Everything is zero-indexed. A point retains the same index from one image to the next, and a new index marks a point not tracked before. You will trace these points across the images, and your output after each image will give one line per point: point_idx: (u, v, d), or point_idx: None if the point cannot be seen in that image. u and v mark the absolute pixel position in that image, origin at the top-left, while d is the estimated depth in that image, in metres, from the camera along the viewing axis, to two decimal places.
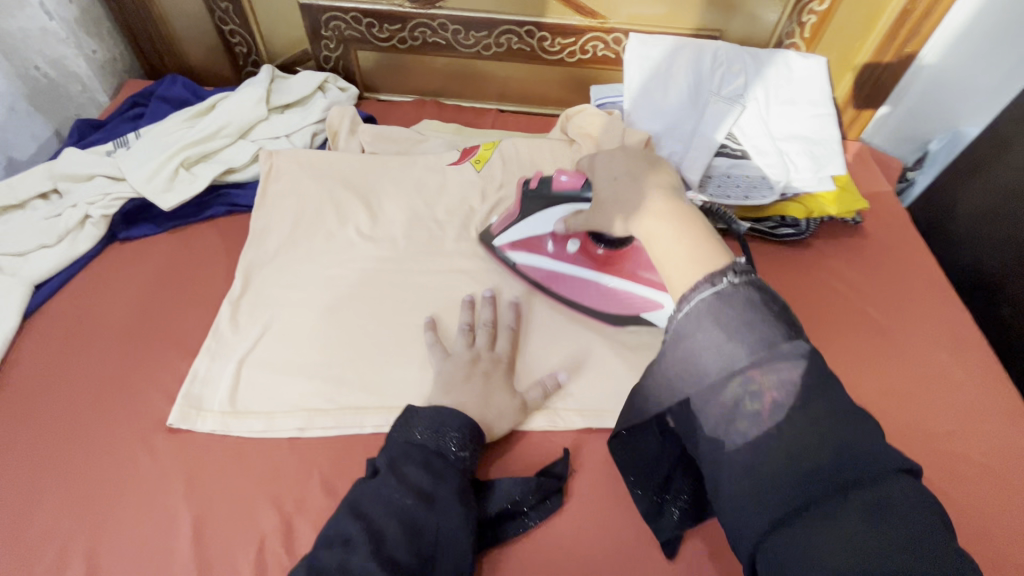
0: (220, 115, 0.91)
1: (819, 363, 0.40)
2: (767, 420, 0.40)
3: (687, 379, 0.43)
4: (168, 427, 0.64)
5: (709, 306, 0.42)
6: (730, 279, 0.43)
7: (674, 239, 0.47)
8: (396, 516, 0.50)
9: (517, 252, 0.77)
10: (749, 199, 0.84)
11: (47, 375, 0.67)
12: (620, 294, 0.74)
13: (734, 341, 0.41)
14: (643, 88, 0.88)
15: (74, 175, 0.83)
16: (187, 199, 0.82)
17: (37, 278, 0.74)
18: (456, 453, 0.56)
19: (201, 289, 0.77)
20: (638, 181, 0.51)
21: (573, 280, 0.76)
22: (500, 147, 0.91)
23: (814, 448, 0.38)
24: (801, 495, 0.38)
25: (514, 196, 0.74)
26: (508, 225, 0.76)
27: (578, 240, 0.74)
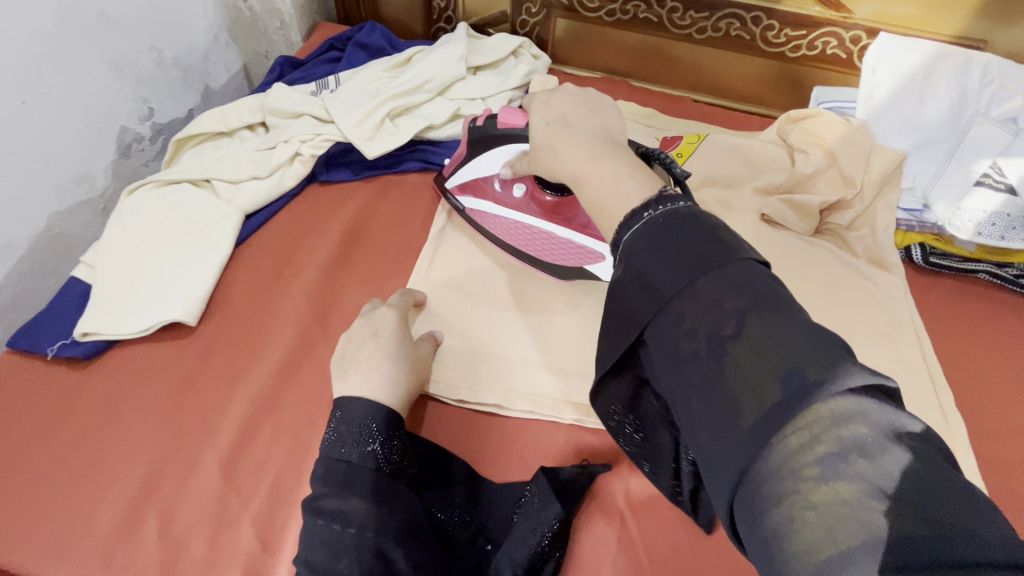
0: (423, 68, 0.88)
1: (773, 289, 0.30)
2: (704, 362, 0.30)
3: (623, 298, 0.35)
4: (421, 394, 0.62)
5: (643, 235, 0.34)
6: (650, 213, 0.35)
7: (626, 167, 0.40)
8: (321, 548, 0.44)
9: (465, 196, 0.75)
10: (1006, 240, 0.72)
11: (259, 306, 0.67)
12: (561, 241, 0.69)
13: (658, 279, 0.32)
14: (891, 99, 0.78)
15: (284, 111, 0.83)
16: (390, 149, 0.81)
17: (249, 207, 0.74)
18: (369, 449, 0.49)
19: (398, 243, 0.76)
20: (572, 124, 0.46)
21: (521, 226, 0.71)
22: (709, 138, 0.84)
23: (775, 372, 0.28)
24: (756, 438, 0.27)
25: (463, 141, 0.70)
26: (456, 169, 0.73)
27: (526, 184, 0.70)
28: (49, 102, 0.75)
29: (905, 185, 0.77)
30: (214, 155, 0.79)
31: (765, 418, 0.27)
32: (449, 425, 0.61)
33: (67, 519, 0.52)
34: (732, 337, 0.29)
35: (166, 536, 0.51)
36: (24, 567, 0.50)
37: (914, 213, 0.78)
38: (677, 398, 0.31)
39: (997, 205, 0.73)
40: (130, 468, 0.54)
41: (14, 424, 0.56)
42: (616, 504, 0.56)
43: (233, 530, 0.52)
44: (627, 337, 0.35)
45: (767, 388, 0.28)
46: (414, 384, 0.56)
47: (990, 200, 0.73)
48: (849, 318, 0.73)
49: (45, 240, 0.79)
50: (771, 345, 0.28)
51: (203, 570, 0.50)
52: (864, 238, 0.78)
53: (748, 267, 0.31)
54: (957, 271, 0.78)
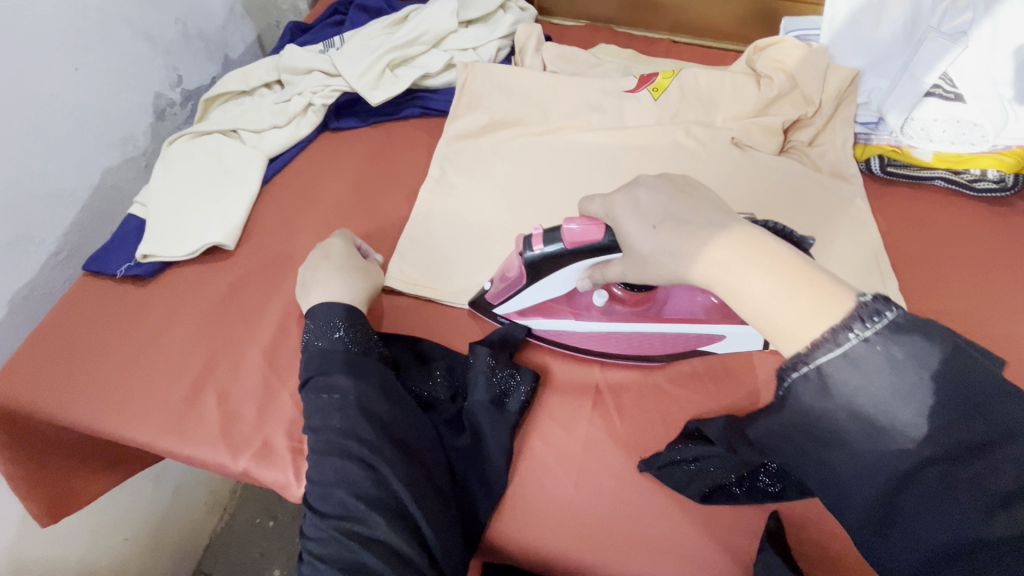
0: (418, 24, 0.97)
1: (954, 376, 0.33)
2: (909, 472, 0.33)
3: (813, 415, 0.35)
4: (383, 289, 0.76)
5: (842, 363, 0.34)
6: (856, 334, 0.34)
7: (772, 285, 0.37)
8: (317, 413, 0.54)
9: (527, 319, 0.68)
10: (954, 145, 0.81)
11: (288, 231, 0.79)
12: (667, 335, 0.65)
13: (868, 401, 0.34)
14: (849, 21, 0.84)
15: (296, 68, 0.93)
16: (392, 97, 0.90)
17: (272, 152, 0.85)
18: (337, 337, 0.59)
19: (404, 179, 0.87)
20: (690, 222, 0.42)
21: (617, 335, 0.66)
22: (680, 75, 0.92)
23: (954, 463, 0.32)
24: (951, 525, 0.32)
25: (513, 263, 0.60)
26: (508, 295, 0.64)
27: (606, 291, 0.64)
28: (95, 70, 0.87)
29: (861, 101, 0.84)
30: (239, 110, 0.89)
31: (945, 494, 0.32)
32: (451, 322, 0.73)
33: (144, 395, 0.64)
34: (927, 449, 0.33)
35: (222, 406, 0.63)
36: (116, 430, 0.63)
37: (870, 126, 0.85)
38: (855, 490, 0.35)
39: (944, 115, 0.81)
40: (191, 357, 0.67)
41: (94, 328, 0.69)
42: (591, 377, 0.68)
43: (276, 400, 0.64)
44: (817, 445, 0.36)
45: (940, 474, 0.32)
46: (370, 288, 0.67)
47: (938, 111, 0.81)
48: (811, 220, 0.80)
49: (100, 192, 0.91)
50: (986, 457, 0.32)
51: (254, 429, 0.62)
52: (825, 152, 0.85)
53: (937, 371, 0.33)
54: (914, 180, 0.84)
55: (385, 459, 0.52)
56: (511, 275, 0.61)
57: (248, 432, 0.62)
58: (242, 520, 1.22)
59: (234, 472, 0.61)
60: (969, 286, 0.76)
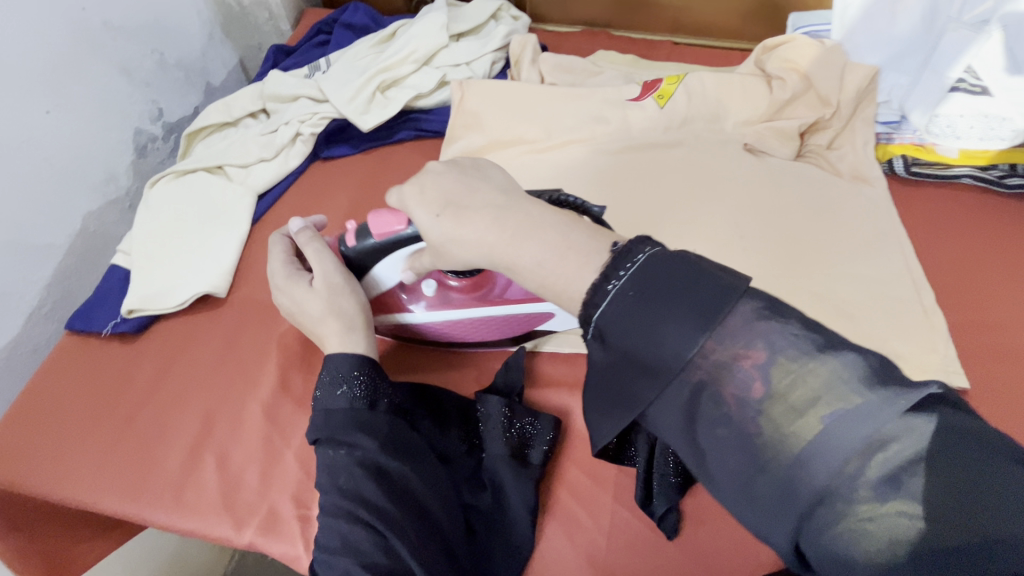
0: (407, 41, 0.93)
1: (785, 319, 0.33)
2: (748, 423, 0.31)
3: (627, 372, 0.34)
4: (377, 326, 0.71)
5: (641, 308, 0.34)
6: (614, 283, 0.35)
7: (548, 251, 0.39)
8: (326, 472, 0.49)
9: (391, 320, 0.66)
10: (984, 142, 0.76)
11: None
12: (496, 318, 0.64)
13: (671, 345, 0.33)
14: (863, 15, 0.79)
15: (282, 96, 0.88)
16: (383, 121, 0.86)
17: (261, 188, 0.80)
18: (341, 392, 0.52)
19: None
20: (466, 205, 0.43)
21: (461, 323, 0.65)
22: (686, 81, 0.87)
23: (806, 416, 0.30)
24: (819, 482, 0.29)
25: (336, 261, 0.61)
26: (370, 294, 0.63)
27: (435, 279, 0.62)
28: (69, 111, 0.82)
29: (880, 101, 0.80)
30: (224, 144, 0.85)
31: (800, 448, 0.30)
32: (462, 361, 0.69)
33: (138, 464, 0.60)
34: (759, 396, 0.31)
35: (222, 472, 0.59)
36: (109, 505, 0.58)
37: (891, 125, 0.81)
38: (712, 459, 0.32)
39: (970, 110, 0.76)
40: (185, 419, 0.62)
41: (81, 393, 0.64)
42: None
43: (280, 462, 0.59)
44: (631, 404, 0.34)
45: (853, 455, 0.29)
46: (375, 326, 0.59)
47: (964, 107, 0.76)
48: (835, 229, 0.75)
49: (84, 238, 0.86)
50: (817, 393, 0.30)
51: (258, 497, 0.58)
52: (845, 155, 0.81)
53: (751, 311, 0.33)
54: (940, 179, 0.80)
55: (396, 531, 0.46)
56: None
57: (252, 501, 0.57)
58: (253, 561, 1.18)
59: (239, 545, 0.56)
60: (1009, 290, 0.72)
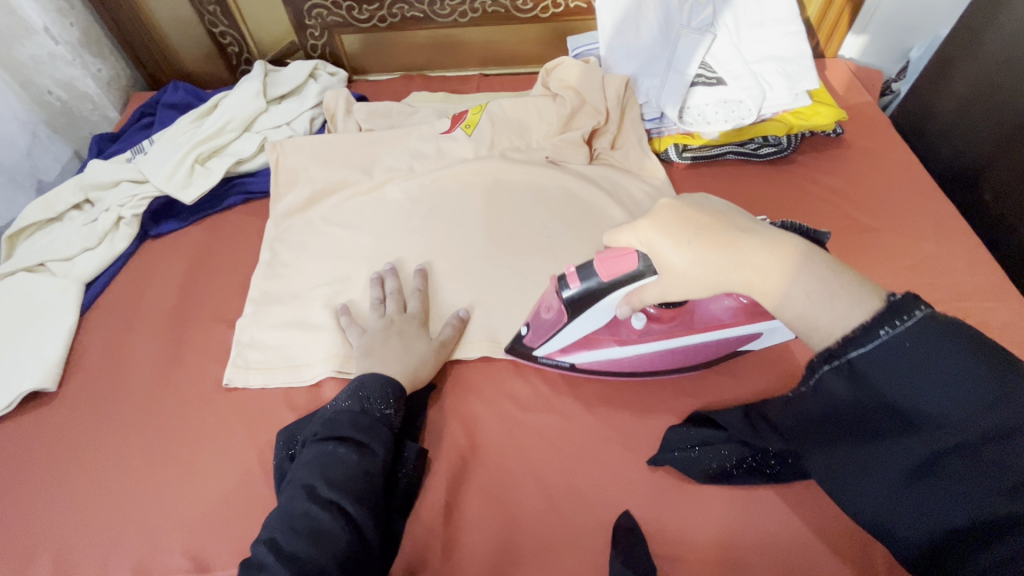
0: (224, 112, 0.97)
1: (957, 370, 0.35)
2: (912, 449, 0.37)
3: (838, 405, 0.39)
4: (225, 387, 0.72)
5: (871, 357, 0.37)
6: (888, 330, 0.36)
7: (803, 289, 0.42)
8: (327, 461, 0.55)
9: (569, 354, 0.68)
10: (726, 123, 0.89)
11: (119, 355, 0.76)
12: (697, 348, 0.66)
13: (884, 387, 0.37)
14: (616, 31, 0.91)
15: (102, 183, 0.90)
16: (207, 191, 0.90)
17: (87, 276, 0.82)
18: (383, 412, 0.62)
19: (234, 269, 0.84)
20: (715, 235, 0.46)
21: (649, 354, 0.67)
22: (487, 110, 0.96)
23: (955, 455, 0.35)
24: (930, 498, 0.36)
25: (551, 302, 0.59)
26: (550, 335, 0.63)
27: (645, 315, 0.62)
28: None
29: (642, 102, 0.92)
30: (47, 239, 0.86)
31: (936, 475, 0.36)
32: (299, 404, 0.70)
33: None
34: (942, 428, 0.36)
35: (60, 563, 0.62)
36: None
37: (656, 122, 0.93)
38: (866, 462, 0.39)
39: (711, 98, 0.90)
40: (27, 521, 0.64)
41: None
42: (446, 425, 0.70)
43: (122, 539, 0.63)
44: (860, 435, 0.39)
45: (960, 477, 0.35)
46: (421, 366, 0.70)
47: (706, 96, 0.90)
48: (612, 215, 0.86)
49: None
50: (950, 430, 0.35)
51: None
52: (625, 152, 0.92)
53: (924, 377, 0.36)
54: (708, 158, 0.93)
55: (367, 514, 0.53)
56: (549, 315, 0.61)
57: None
58: None
59: None
60: None
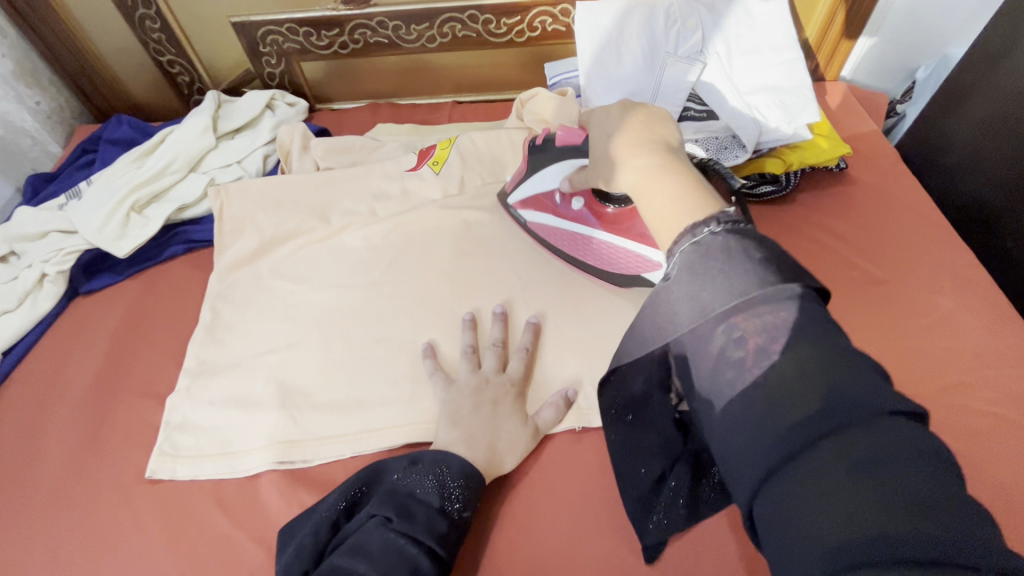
0: (168, 151, 0.89)
1: (764, 265, 0.34)
2: (750, 367, 0.33)
3: (666, 325, 0.37)
4: (147, 479, 0.63)
5: (694, 252, 0.37)
6: (713, 228, 0.37)
7: (675, 196, 0.41)
8: (404, 565, 0.47)
9: (527, 210, 0.77)
10: (720, 161, 0.79)
11: (31, 439, 0.67)
12: (618, 251, 0.69)
13: (700, 289, 0.35)
14: (595, 60, 0.83)
15: (27, 234, 0.81)
16: (143, 242, 0.81)
17: (3, 344, 0.73)
18: (461, 514, 0.53)
19: (170, 331, 0.76)
20: (633, 141, 0.46)
21: (581, 240, 0.73)
22: (457, 144, 0.88)
23: (784, 365, 0.32)
24: (774, 436, 0.31)
25: (523, 159, 0.75)
26: (518, 182, 0.78)
27: (583, 198, 0.71)
28: None
29: None
30: None
31: (777, 407, 0.31)
32: (231, 501, 0.62)
33: None
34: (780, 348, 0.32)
35: None
36: None
37: None
38: (709, 397, 0.34)
39: (701, 133, 0.81)
40: None
41: None
42: None
43: None
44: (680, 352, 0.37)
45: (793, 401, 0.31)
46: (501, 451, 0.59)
47: (695, 130, 0.82)
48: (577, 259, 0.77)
49: None
50: (761, 315, 0.33)
51: None
52: None
53: (752, 265, 0.34)
54: None
55: None
56: (523, 169, 0.77)
57: None
58: None
59: None
60: None
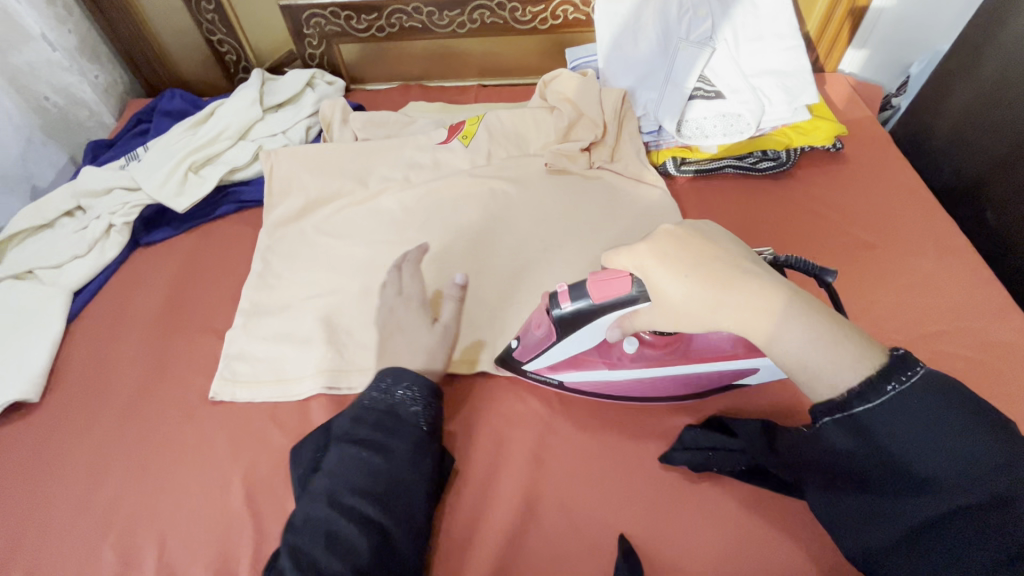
0: (221, 119, 0.97)
1: (947, 409, 0.40)
2: (926, 488, 0.40)
3: (841, 450, 0.43)
4: (210, 400, 0.70)
5: (874, 410, 0.42)
6: (895, 385, 0.42)
7: (796, 326, 0.44)
8: (357, 468, 0.52)
9: (559, 372, 0.66)
10: (725, 137, 0.88)
11: (104, 365, 0.74)
12: (695, 376, 0.64)
13: (875, 421, 0.42)
14: (614, 44, 0.91)
15: (94, 190, 0.89)
16: (199, 200, 0.89)
17: (75, 284, 0.81)
18: (414, 409, 0.58)
19: (224, 278, 0.83)
20: (713, 272, 0.47)
21: (654, 378, 0.63)
22: (484, 120, 0.96)
23: (956, 494, 0.39)
24: (946, 545, 0.39)
25: (540, 319, 0.59)
26: (539, 351, 0.62)
27: (635, 339, 0.62)
28: None
29: (639, 114, 0.91)
30: (37, 246, 0.84)
31: (946, 523, 0.39)
32: (286, 419, 0.69)
33: None
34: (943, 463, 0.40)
35: None
36: None
37: (654, 135, 0.92)
38: (874, 515, 0.43)
39: (711, 112, 0.89)
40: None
41: None
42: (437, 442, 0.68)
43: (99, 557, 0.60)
44: (863, 489, 0.44)
45: (951, 503, 0.39)
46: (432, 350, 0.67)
47: (706, 109, 0.89)
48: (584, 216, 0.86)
49: None
50: (938, 454, 0.40)
51: None
52: (624, 164, 0.90)
53: (913, 401, 0.41)
54: (707, 171, 0.91)
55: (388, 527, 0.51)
56: (539, 332, 0.60)
57: None
58: None
59: None
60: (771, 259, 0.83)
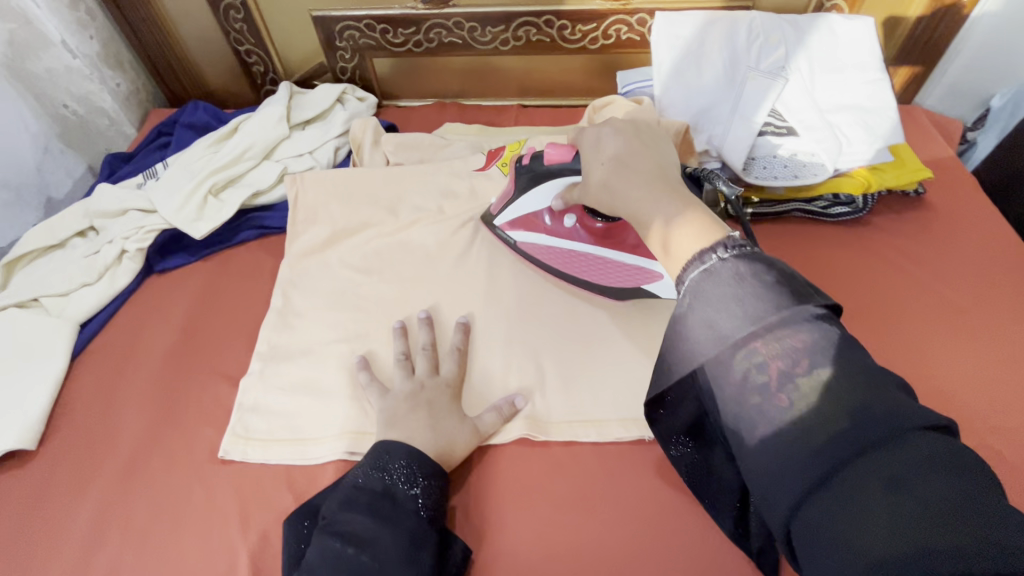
0: (245, 137, 0.91)
1: (783, 294, 0.38)
2: (778, 394, 0.36)
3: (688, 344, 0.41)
4: (220, 458, 0.64)
5: (704, 279, 0.41)
6: (722, 255, 0.41)
7: (674, 212, 0.46)
8: (338, 566, 0.49)
9: (516, 231, 0.76)
10: (799, 178, 0.78)
11: (108, 411, 0.68)
12: (612, 264, 0.72)
13: (718, 315, 0.39)
14: (674, 70, 0.83)
15: (109, 211, 0.83)
16: (218, 226, 0.82)
17: (82, 315, 0.75)
18: (414, 494, 0.55)
19: (242, 313, 0.77)
20: (630, 165, 0.50)
21: (573, 254, 0.74)
22: (526, 147, 0.86)
23: (818, 398, 0.35)
24: (816, 462, 0.34)
25: (511, 175, 0.72)
26: (505, 203, 0.75)
27: (575, 214, 0.72)
28: None
29: (700, 149, 0.82)
30: (45, 270, 0.79)
31: (807, 436, 0.34)
32: (302, 486, 0.62)
33: None
34: (803, 372, 0.36)
35: None
36: None
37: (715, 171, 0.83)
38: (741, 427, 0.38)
39: (781, 150, 0.80)
40: None
41: None
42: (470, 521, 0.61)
43: None
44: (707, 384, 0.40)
45: (817, 411, 0.34)
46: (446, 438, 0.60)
47: (775, 147, 0.80)
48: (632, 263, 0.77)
49: None
50: (785, 336, 0.37)
51: None
52: None
53: (769, 288, 0.39)
54: (772, 214, 0.83)
55: None
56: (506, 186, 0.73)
57: None
58: None
59: None
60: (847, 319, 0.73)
